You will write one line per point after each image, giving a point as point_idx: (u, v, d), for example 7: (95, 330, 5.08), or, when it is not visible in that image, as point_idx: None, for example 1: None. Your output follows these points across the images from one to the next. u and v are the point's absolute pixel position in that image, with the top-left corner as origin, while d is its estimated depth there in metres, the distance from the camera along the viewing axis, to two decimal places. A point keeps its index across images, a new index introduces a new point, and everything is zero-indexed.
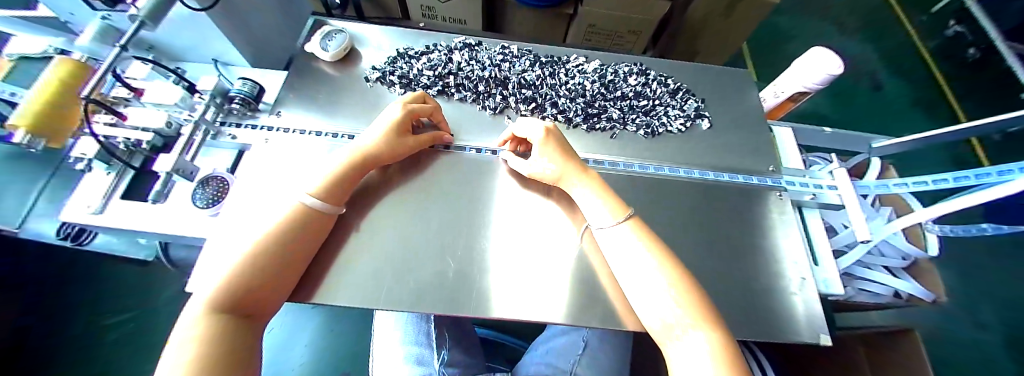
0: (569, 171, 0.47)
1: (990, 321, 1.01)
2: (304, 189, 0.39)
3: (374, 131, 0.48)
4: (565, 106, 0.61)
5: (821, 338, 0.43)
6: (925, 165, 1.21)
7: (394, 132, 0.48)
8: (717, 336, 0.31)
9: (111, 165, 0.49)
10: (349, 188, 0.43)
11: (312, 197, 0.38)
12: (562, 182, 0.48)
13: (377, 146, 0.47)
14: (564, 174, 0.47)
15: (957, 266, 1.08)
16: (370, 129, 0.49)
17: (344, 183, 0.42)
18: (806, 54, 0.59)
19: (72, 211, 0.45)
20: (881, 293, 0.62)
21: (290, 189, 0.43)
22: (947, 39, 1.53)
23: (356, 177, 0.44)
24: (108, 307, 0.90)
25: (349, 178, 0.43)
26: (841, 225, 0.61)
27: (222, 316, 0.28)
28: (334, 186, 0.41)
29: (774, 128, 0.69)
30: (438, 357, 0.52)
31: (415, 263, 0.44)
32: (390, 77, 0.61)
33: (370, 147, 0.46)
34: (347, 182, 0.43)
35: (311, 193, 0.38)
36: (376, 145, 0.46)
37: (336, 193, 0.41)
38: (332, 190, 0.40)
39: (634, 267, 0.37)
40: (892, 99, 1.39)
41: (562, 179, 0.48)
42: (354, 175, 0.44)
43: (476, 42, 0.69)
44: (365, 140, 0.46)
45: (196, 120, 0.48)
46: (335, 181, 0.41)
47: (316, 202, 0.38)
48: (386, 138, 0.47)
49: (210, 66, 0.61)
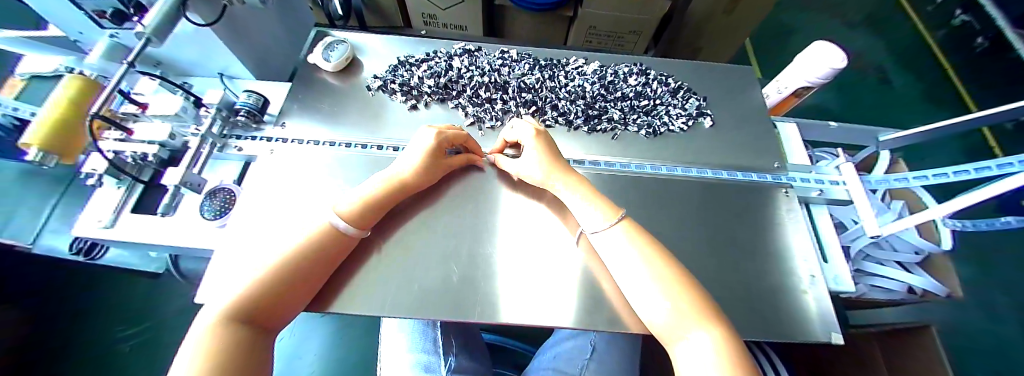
0: (554, 176, 0.47)
1: (1009, 315, 0.98)
2: (334, 209, 0.40)
3: (410, 157, 0.48)
4: (566, 109, 0.61)
5: (832, 336, 0.42)
6: (937, 156, 1.19)
7: (428, 162, 0.48)
8: (722, 335, 0.31)
9: (121, 179, 0.50)
10: (379, 211, 0.44)
11: (341, 219, 0.39)
12: (546, 185, 0.48)
13: (412, 176, 0.47)
14: (548, 176, 0.48)
15: (971, 259, 1.06)
16: (403, 157, 0.49)
17: (374, 209, 0.43)
18: (808, 50, 0.58)
19: (84, 226, 0.46)
20: (895, 289, 0.60)
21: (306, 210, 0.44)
22: (953, 29, 1.50)
23: (388, 201, 0.45)
24: (118, 319, 0.92)
25: (377, 203, 0.43)
26: (851, 220, 0.60)
27: (240, 324, 0.28)
28: (366, 210, 0.42)
29: (778, 125, 0.68)
30: (446, 363, 0.52)
31: (421, 269, 0.45)
32: (391, 85, 0.61)
33: (399, 176, 0.46)
34: (377, 206, 0.43)
35: (342, 212, 0.40)
36: (406, 175, 0.47)
37: (364, 217, 0.41)
38: (360, 212, 0.41)
39: (632, 271, 0.37)
40: (899, 91, 1.37)
41: (544, 182, 0.48)
42: (378, 203, 0.43)
43: (475, 48, 0.70)
44: (404, 166, 0.47)
45: (202, 133, 0.49)
46: (364, 205, 0.42)
47: (344, 225, 0.39)
48: (419, 167, 0.48)
49: (216, 79, 0.62)
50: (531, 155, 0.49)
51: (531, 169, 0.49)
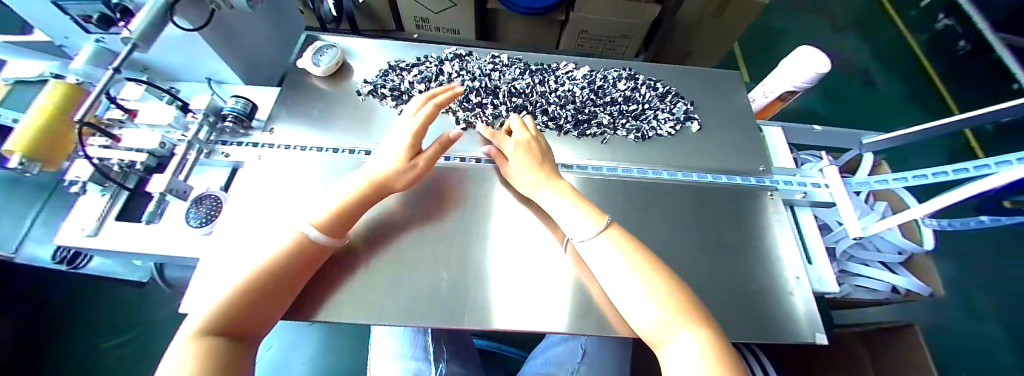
0: (539, 182, 0.48)
1: (991, 313, 1.00)
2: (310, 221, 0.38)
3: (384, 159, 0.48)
4: (555, 113, 0.62)
5: (817, 336, 0.44)
6: (920, 158, 1.22)
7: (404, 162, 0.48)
8: (708, 336, 0.32)
9: (105, 187, 0.49)
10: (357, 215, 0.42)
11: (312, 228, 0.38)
12: (533, 193, 0.49)
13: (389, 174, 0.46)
14: (536, 184, 0.48)
15: (954, 258, 1.08)
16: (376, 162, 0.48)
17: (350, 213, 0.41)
18: (793, 55, 0.59)
19: (67, 234, 0.45)
20: (878, 289, 0.62)
21: (293, 217, 0.44)
22: (937, 33, 1.54)
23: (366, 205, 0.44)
24: (105, 326, 0.90)
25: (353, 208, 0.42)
26: (835, 222, 0.61)
27: (216, 337, 0.28)
28: (339, 217, 0.40)
29: (765, 128, 0.69)
30: (436, 369, 0.52)
31: (410, 276, 0.45)
32: (381, 90, 0.61)
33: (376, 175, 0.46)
34: (353, 211, 0.42)
35: (319, 224, 0.38)
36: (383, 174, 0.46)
37: (338, 224, 0.40)
38: (331, 219, 0.40)
39: (617, 274, 0.38)
40: (884, 94, 1.40)
41: (530, 190, 0.49)
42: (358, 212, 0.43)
43: (465, 53, 0.70)
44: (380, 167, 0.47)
45: (189, 139, 0.49)
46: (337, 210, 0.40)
47: (316, 234, 0.38)
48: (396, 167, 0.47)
49: (204, 84, 0.61)
50: (516, 164, 0.50)
51: (519, 176, 0.50)
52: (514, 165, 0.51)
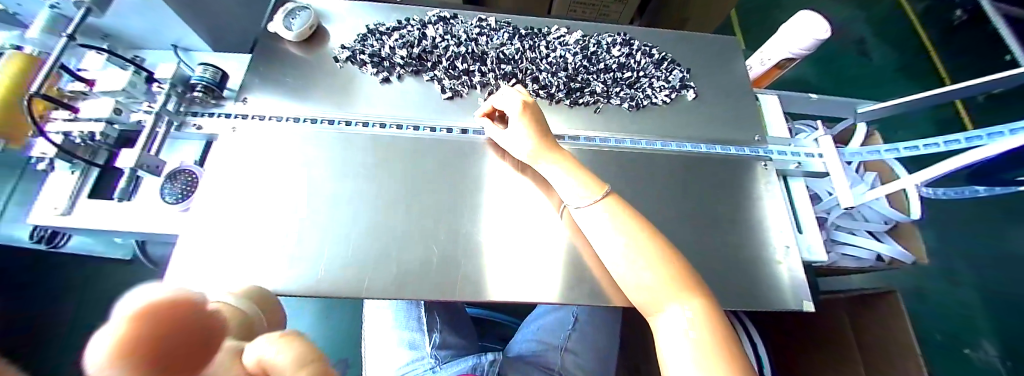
0: (540, 150, 0.46)
1: (965, 279, 1.05)
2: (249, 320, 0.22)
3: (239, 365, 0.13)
4: (547, 81, 0.59)
5: (804, 305, 0.46)
6: (909, 130, 1.22)
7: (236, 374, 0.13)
8: (700, 304, 0.34)
9: (74, 164, 0.47)
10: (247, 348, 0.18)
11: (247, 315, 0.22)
12: (531, 161, 0.47)
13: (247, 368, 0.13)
14: (535, 151, 0.46)
15: (938, 228, 1.11)
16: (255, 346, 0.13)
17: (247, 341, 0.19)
18: (793, 19, 0.57)
19: (39, 213, 0.43)
20: (863, 257, 0.63)
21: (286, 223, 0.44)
22: (935, 2, 1.50)
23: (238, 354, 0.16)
24: None
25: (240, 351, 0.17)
26: (825, 191, 0.61)
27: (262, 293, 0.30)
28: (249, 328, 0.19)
29: (760, 97, 0.67)
30: (429, 339, 0.53)
31: (398, 249, 0.44)
32: (360, 56, 0.58)
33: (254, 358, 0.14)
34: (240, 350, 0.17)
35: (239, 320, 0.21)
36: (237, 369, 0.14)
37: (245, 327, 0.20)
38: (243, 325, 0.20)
39: (608, 241, 0.38)
40: (879, 65, 1.38)
41: (529, 159, 0.47)
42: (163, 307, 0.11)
43: (451, 16, 0.65)
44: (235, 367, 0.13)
45: (156, 111, 0.46)
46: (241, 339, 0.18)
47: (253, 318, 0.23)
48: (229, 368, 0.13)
49: (171, 52, 0.57)
50: (517, 128, 0.47)
51: (517, 143, 0.48)
52: (513, 131, 0.48)
